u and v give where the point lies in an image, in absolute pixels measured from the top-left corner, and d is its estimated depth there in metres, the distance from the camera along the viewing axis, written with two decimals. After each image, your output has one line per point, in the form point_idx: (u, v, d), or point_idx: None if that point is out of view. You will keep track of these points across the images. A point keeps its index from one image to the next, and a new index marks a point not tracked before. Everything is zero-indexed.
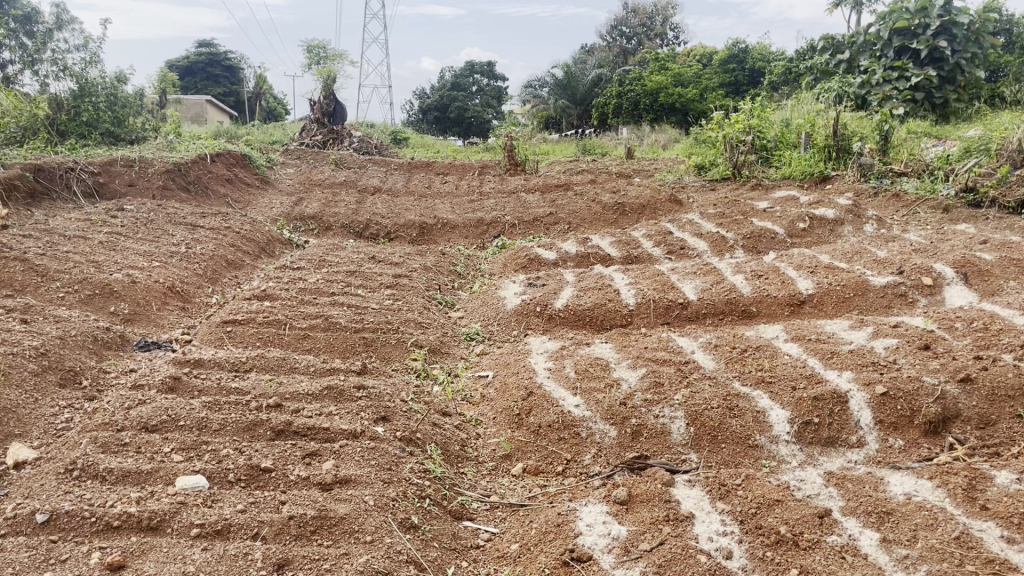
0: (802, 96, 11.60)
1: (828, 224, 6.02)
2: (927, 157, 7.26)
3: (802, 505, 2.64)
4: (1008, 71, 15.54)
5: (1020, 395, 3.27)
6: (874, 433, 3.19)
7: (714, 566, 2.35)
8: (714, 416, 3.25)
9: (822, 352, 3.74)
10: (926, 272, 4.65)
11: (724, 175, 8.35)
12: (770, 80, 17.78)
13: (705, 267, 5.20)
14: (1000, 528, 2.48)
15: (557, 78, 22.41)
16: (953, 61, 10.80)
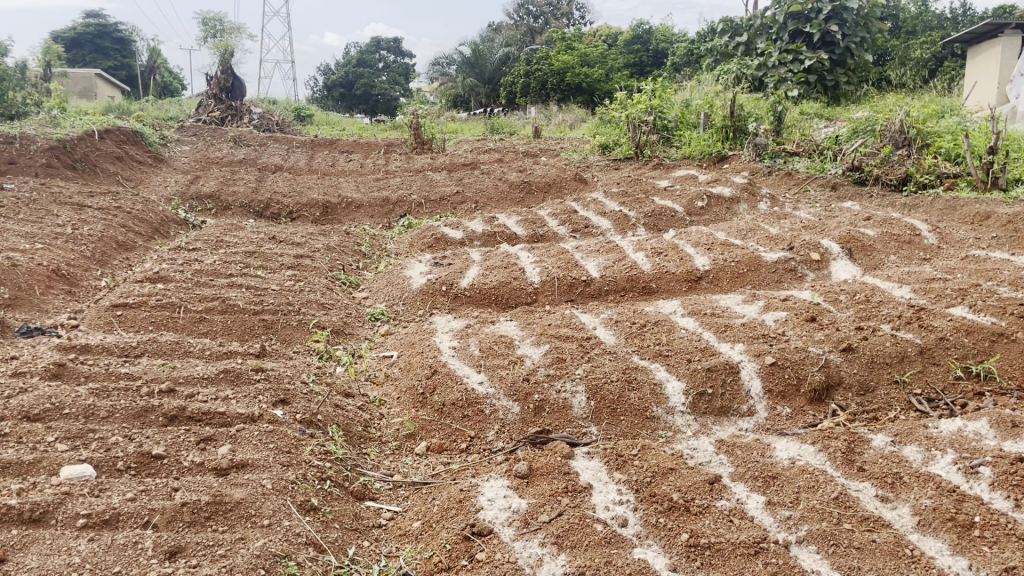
0: (702, 78, 11.89)
1: (725, 203, 6.21)
2: (818, 138, 7.57)
3: (694, 472, 2.75)
4: (894, 55, 16.36)
5: (897, 362, 3.46)
6: (763, 402, 3.34)
7: (610, 535, 2.41)
8: (614, 389, 3.33)
9: (716, 325, 3.88)
10: (815, 248, 4.86)
11: (627, 155, 8.50)
12: (673, 61, 18.16)
13: (607, 245, 5.30)
14: (875, 488, 2.64)
15: (465, 56, 22.26)
16: (844, 45, 11.28)
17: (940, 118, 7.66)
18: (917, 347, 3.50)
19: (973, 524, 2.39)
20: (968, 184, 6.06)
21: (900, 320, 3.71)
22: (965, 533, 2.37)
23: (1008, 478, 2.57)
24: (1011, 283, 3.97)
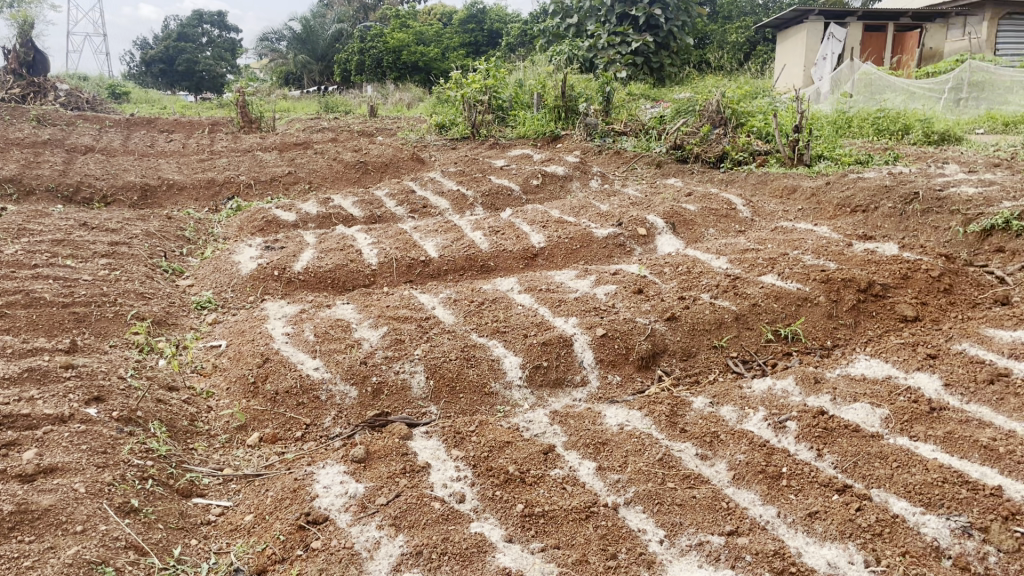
0: (536, 59, 12.09)
1: (559, 181, 6.36)
2: (644, 118, 7.89)
3: (529, 444, 2.82)
4: (713, 39, 17.34)
5: (716, 328, 3.69)
6: (596, 372, 3.47)
7: (448, 512, 2.43)
8: (452, 367, 3.36)
9: (551, 300, 3.98)
10: (641, 223, 5.08)
11: (464, 134, 8.53)
12: (507, 41, 18.39)
13: (445, 225, 5.30)
14: (695, 447, 2.80)
15: (295, 32, 21.51)
16: (667, 28, 12.01)
17: (754, 99, 8.18)
18: (733, 314, 3.74)
19: (781, 475, 2.60)
20: (777, 160, 6.51)
21: (718, 289, 3.95)
22: (774, 483, 2.57)
23: (811, 430, 2.81)
24: (814, 252, 4.31)
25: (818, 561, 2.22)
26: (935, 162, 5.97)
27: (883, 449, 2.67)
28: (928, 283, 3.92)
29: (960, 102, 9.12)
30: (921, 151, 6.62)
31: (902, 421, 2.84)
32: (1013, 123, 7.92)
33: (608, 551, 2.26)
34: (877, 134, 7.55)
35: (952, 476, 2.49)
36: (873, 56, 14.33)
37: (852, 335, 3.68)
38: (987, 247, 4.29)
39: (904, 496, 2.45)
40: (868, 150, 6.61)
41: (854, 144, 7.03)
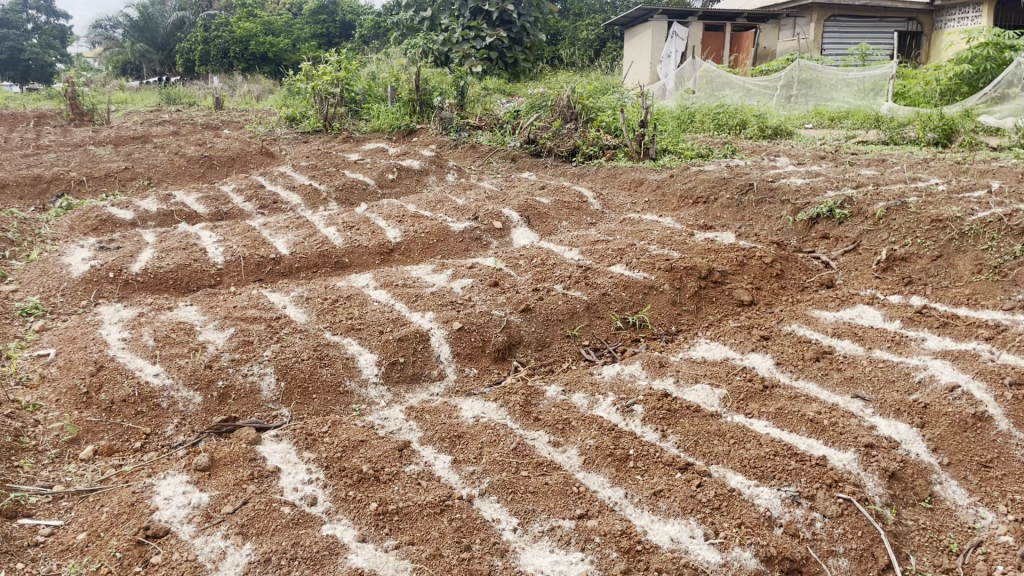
0: (390, 52, 11.97)
1: (414, 175, 6.33)
2: (498, 113, 7.97)
3: (384, 441, 2.79)
4: (565, 35, 17.76)
5: (569, 318, 3.77)
6: (452, 365, 3.47)
7: (298, 516, 2.37)
8: (304, 367, 3.28)
9: (407, 295, 3.96)
10: (497, 217, 5.14)
11: (315, 128, 8.35)
12: (360, 33, 18.12)
13: (296, 221, 5.16)
14: (548, 435, 2.86)
15: (132, 19, 20.34)
16: (520, 23, 12.30)
17: (605, 94, 8.44)
18: (585, 304, 3.84)
19: (628, 457, 2.69)
20: (625, 154, 6.73)
21: (570, 280, 4.04)
22: (621, 465, 2.66)
23: (656, 412, 2.93)
24: (659, 242, 4.49)
25: (662, 537, 2.32)
26: (768, 155, 6.35)
27: (722, 427, 2.82)
28: (762, 269, 4.17)
29: (791, 98, 9.75)
30: (756, 144, 7.03)
31: (738, 400, 3.01)
32: (837, 119, 8.53)
33: (462, 543, 2.27)
34: (717, 129, 7.95)
35: (783, 449, 2.66)
36: (713, 54, 15.09)
37: (695, 321, 3.86)
38: (814, 234, 4.61)
39: (740, 470, 2.60)
40: (708, 144, 6.95)
41: (696, 138, 7.37)
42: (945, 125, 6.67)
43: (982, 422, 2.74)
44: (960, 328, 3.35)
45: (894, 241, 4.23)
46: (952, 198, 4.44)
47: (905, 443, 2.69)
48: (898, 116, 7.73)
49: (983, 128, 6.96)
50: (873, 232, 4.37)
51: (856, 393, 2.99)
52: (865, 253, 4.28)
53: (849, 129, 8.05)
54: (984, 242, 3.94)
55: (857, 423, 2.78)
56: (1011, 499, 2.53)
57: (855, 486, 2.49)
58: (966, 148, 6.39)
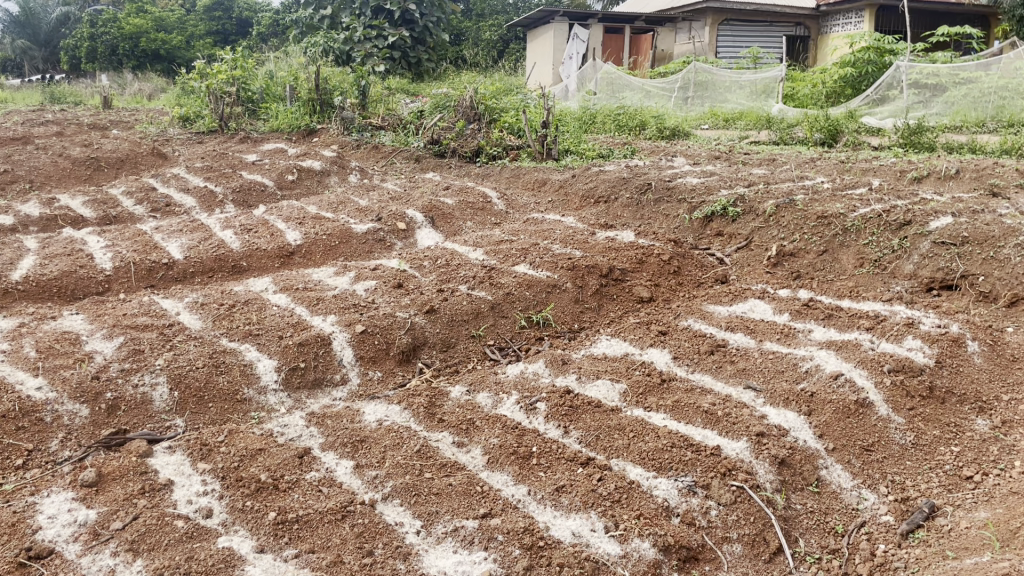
0: (289, 50, 11.71)
1: (315, 175, 6.22)
2: (401, 113, 7.92)
3: (283, 449, 2.73)
4: (468, 35, 17.78)
5: (473, 318, 3.78)
6: (355, 369, 3.43)
7: (192, 529, 2.30)
8: (200, 376, 3.17)
9: (308, 299, 3.88)
10: (400, 218, 5.10)
11: (211, 128, 8.10)
12: (258, 31, 17.69)
13: (191, 224, 4.99)
14: (452, 436, 2.85)
15: (11, 14, 19.28)
16: (423, 22, 12.30)
17: (508, 94, 8.50)
18: (488, 303, 3.85)
19: (532, 454, 2.71)
20: (528, 154, 6.77)
21: (474, 280, 4.05)
22: (525, 462, 2.68)
23: (558, 409, 2.96)
24: (562, 241, 4.55)
25: (564, 532, 2.35)
26: (666, 155, 6.52)
27: (622, 421, 2.88)
28: (660, 267, 4.28)
29: (687, 100, 9.86)
30: (655, 144, 7.19)
31: (637, 394, 3.08)
32: (731, 119, 8.82)
33: (364, 549, 2.26)
34: (618, 130, 8.10)
35: (680, 440, 2.74)
36: (613, 56, 15.37)
37: (597, 318, 3.92)
38: (709, 232, 4.76)
39: (639, 462, 2.66)
40: (609, 145, 7.07)
41: (597, 139, 7.49)
42: (830, 125, 7.00)
43: (864, 408, 2.90)
44: (843, 319, 3.52)
45: (784, 237, 4.41)
46: (836, 196, 4.67)
47: (794, 430, 2.81)
48: (787, 118, 8.05)
49: (865, 128, 7.33)
50: (765, 229, 4.54)
51: (748, 384, 3.11)
52: (756, 249, 4.44)
53: (742, 129, 8.33)
54: (865, 237, 4.17)
55: (749, 412, 2.89)
56: (890, 480, 2.69)
57: (747, 474, 2.59)
58: (850, 148, 6.72)
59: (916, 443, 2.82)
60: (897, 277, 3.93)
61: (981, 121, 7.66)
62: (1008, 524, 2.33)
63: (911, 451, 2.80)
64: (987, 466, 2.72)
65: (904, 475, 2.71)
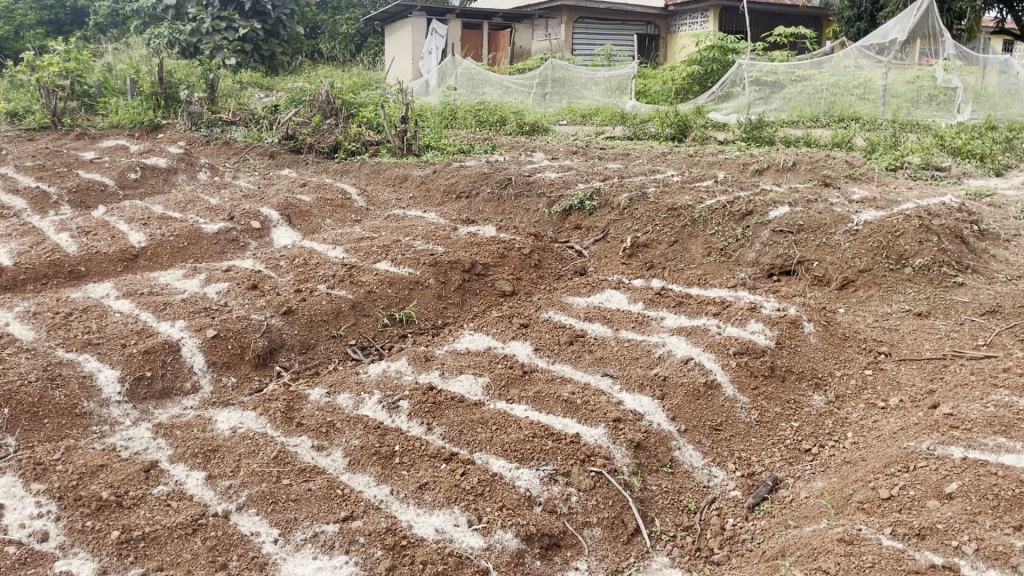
0: (129, 42, 11.05)
1: (161, 174, 5.92)
2: (253, 108, 7.63)
3: (127, 463, 2.58)
4: (325, 28, 17.33)
5: (333, 318, 3.69)
6: (207, 376, 3.27)
7: (25, 556, 2.15)
8: (33, 391, 2.94)
9: (155, 304, 3.68)
10: (254, 216, 4.93)
11: (42, 124, 7.52)
12: (95, 21, 16.62)
13: (21, 228, 4.63)
14: (311, 440, 2.77)
15: None
16: (274, 15, 12.05)
17: (365, 89, 8.37)
18: (349, 302, 3.77)
19: (394, 453, 2.67)
20: (387, 150, 6.67)
21: (334, 279, 3.96)
22: (387, 462, 2.63)
23: (421, 406, 2.93)
24: (423, 237, 4.52)
25: (427, 529, 2.34)
26: (525, 151, 6.60)
27: (485, 415, 2.88)
28: (521, 260, 4.32)
29: (546, 96, 10.12)
30: (514, 140, 7.27)
31: (500, 387, 3.09)
32: (589, 115, 9.03)
33: (217, 563, 2.18)
34: (479, 126, 8.13)
35: (541, 430, 2.78)
36: (472, 51, 15.52)
37: (460, 313, 3.91)
38: (567, 225, 4.85)
39: (502, 454, 2.68)
40: (469, 140, 7.09)
41: (458, 134, 7.50)
42: (680, 121, 7.29)
43: (713, 390, 3.04)
44: (692, 306, 3.69)
45: (638, 228, 4.56)
46: (684, 188, 4.88)
47: (648, 414, 2.92)
48: (641, 114, 8.34)
49: (712, 125, 7.57)
50: (620, 221, 4.68)
51: (605, 371, 3.20)
52: (613, 241, 4.57)
53: (599, 124, 8.56)
54: (712, 227, 4.37)
55: (606, 400, 2.97)
56: (737, 456, 2.84)
57: (605, 459, 2.66)
58: (698, 143, 7.02)
59: (760, 420, 2.98)
60: (741, 264, 4.14)
61: (815, 116, 8.22)
62: (841, 491, 2.51)
63: (756, 428, 2.96)
64: (823, 439, 2.91)
65: (749, 451, 2.87)
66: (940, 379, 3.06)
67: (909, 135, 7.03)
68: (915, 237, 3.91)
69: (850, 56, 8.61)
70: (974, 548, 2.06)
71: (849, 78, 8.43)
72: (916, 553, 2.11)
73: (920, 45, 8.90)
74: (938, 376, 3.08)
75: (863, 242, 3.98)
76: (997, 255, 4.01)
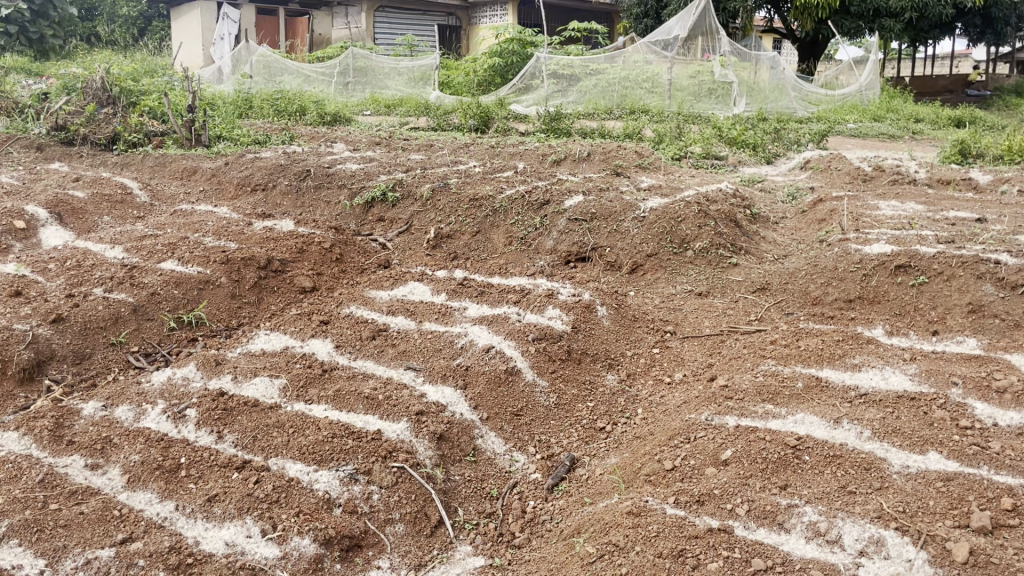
0: None
1: None
2: (16, 95, 6.91)
3: None
4: (101, 10, 15.94)
5: (111, 324, 3.39)
6: None
7: None
8: None
9: None
10: (18, 215, 4.44)
11: None
12: None
13: None
14: (84, 459, 2.54)
15: None
16: None
17: (148, 76, 7.80)
18: (129, 306, 3.49)
19: (179, 466, 2.50)
20: (174, 141, 6.24)
21: (112, 282, 3.65)
22: (171, 476, 2.46)
23: (211, 413, 2.74)
24: (214, 233, 4.28)
25: (215, 544, 2.23)
26: (326, 141, 6.41)
27: (281, 418, 2.75)
28: (321, 255, 4.18)
29: (347, 85, 9.85)
30: (313, 131, 7.04)
31: (297, 388, 2.96)
32: (393, 105, 8.93)
33: None
34: (277, 114, 7.79)
35: (340, 429, 2.69)
36: (268, 38, 15.06)
37: (256, 312, 3.71)
38: (369, 218, 4.76)
39: (299, 458, 2.57)
40: (265, 131, 6.78)
41: (253, 124, 7.17)
42: (483, 112, 7.35)
43: (513, 376, 3.09)
44: (494, 296, 3.73)
45: (441, 219, 4.56)
46: (485, 179, 4.94)
47: (451, 405, 2.92)
48: (443, 105, 8.37)
49: (512, 116, 7.87)
50: (423, 213, 4.66)
51: (408, 364, 3.17)
52: (416, 233, 4.54)
53: (401, 114, 8.50)
54: (512, 217, 4.45)
55: (408, 393, 2.94)
56: (538, 440, 2.91)
57: (408, 454, 2.62)
58: (499, 134, 7.13)
59: (558, 403, 3.07)
60: (540, 252, 4.24)
61: (609, 109, 8.63)
62: (631, 466, 2.63)
63: (555, 411, 3.04)
64: (616, 416, 3.05)
65: (549, 434, 2.95)
66: (718, 353, 3.29)
67: (693, 126, 7.54)
68: (695, 222, 4.19)
69: (639, 51, 9.03)
70: (745, 509, 2.24)
71: (638, 73, 8.96)
72: (696, 518, 2.25)
73: (701, 42, 9.46)
74: (717, 351, 3.32)
75: (649, 229, 4.21)
76: (767, 236, 4.37)
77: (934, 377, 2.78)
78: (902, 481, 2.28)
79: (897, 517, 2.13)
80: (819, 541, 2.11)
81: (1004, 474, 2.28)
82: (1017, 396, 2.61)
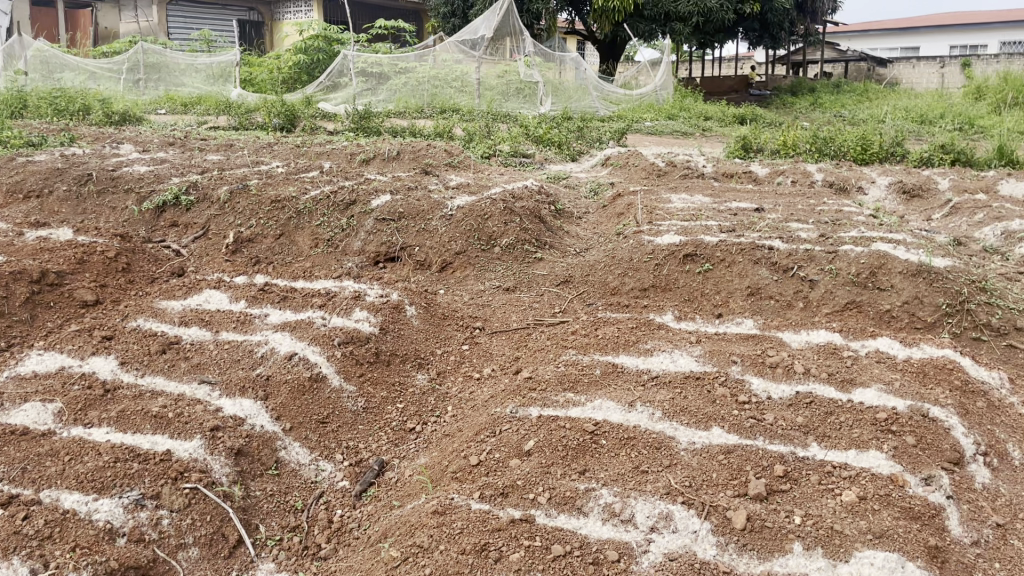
0: None
1: None
2: None
3: None
4: None
5: None
6: None
7: None
8: None
9: None
10: None
11: None
12: None
13: None
14: None
15: None
16: None
17: None
18: None
19: None
20: None
21: None
22: None
23: None
24: None
25: None
26: (111, 142, 5.96)
27: (55, 445, 2.51)
28: (105, 265, 3.87)
29: (138, 82, 9.22)
30: (97, 131, 6.54)
31: (75, 412, 2.72)
32: (190, 104, 8.45)
33: None
34: (56, 114, 7.13)
35: (124, 452, 2.49)
36: (45, 31, 13.89)
37: (29, 331, 3.35)
38: (162, 223, 4.47)
39: (75, 487, 2.35)
40: (40, 132, 6.21)
41: (26, 125, 6.53)
42: (288, 111, 7.10)
43: (318, 383, 3.00)
44: (297, 300, 3.61)
45: (240, 222, 4.35)
46: (288, 179, 4.77)
47: (250, 417, 2.79)
48: (246, 103, 8.05)
49: (320, 115, 7.67)
50: (220, 217, 4.43)
51: (202, 378, 2.99)
52: (214, 238, 4.30)
53: (200, 112, 8.07)
54: (317, 218, 4.33)
55: (201, 408, 2.78)
56: (345, 446, 2.83)
57: (201, 473, 2.48)
58: (307, 133, 6.92)
59: (366, 407, 3.01)
60: (347, 254, 4.14)
61: (420, 108, 8.64)
62: (438, 465, 2.63)
63: (362, 415, 2.98)
64: (425, 416, 3.04)
65: (357, 439, 2.88)
66: (524, 346, 3.36)
67: (501, 125, 7.69)
68: (501, 219, 4.26)
69: (449, 50, 9.10)
70: (546, 498, 2.30)
71: (447, 72, 9.02)
72: (499, 511, 2.28)
73: (509, 44, 9.66)
74: (523, 344, 3.38)
75: (457, 226, 4.22)
76: (570, 231, 4.52)
77: (716, 357, 2.98)
78: (690, 457, 2.42)
79: (683, 492, 2.27)
80: (615, 521, 2.20)
81: (776, 443, 2.48)
82: (787, 370, 2.85)
